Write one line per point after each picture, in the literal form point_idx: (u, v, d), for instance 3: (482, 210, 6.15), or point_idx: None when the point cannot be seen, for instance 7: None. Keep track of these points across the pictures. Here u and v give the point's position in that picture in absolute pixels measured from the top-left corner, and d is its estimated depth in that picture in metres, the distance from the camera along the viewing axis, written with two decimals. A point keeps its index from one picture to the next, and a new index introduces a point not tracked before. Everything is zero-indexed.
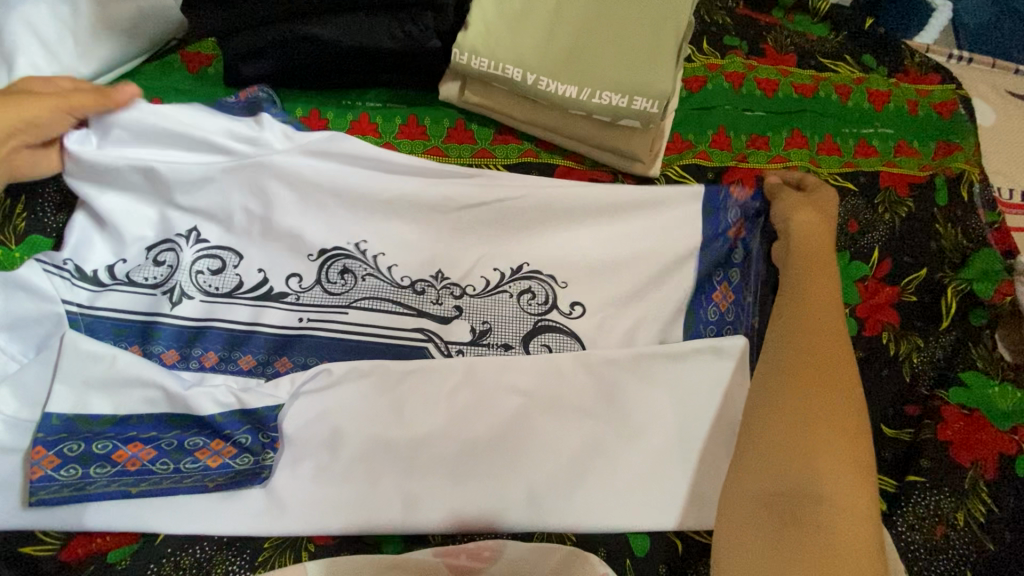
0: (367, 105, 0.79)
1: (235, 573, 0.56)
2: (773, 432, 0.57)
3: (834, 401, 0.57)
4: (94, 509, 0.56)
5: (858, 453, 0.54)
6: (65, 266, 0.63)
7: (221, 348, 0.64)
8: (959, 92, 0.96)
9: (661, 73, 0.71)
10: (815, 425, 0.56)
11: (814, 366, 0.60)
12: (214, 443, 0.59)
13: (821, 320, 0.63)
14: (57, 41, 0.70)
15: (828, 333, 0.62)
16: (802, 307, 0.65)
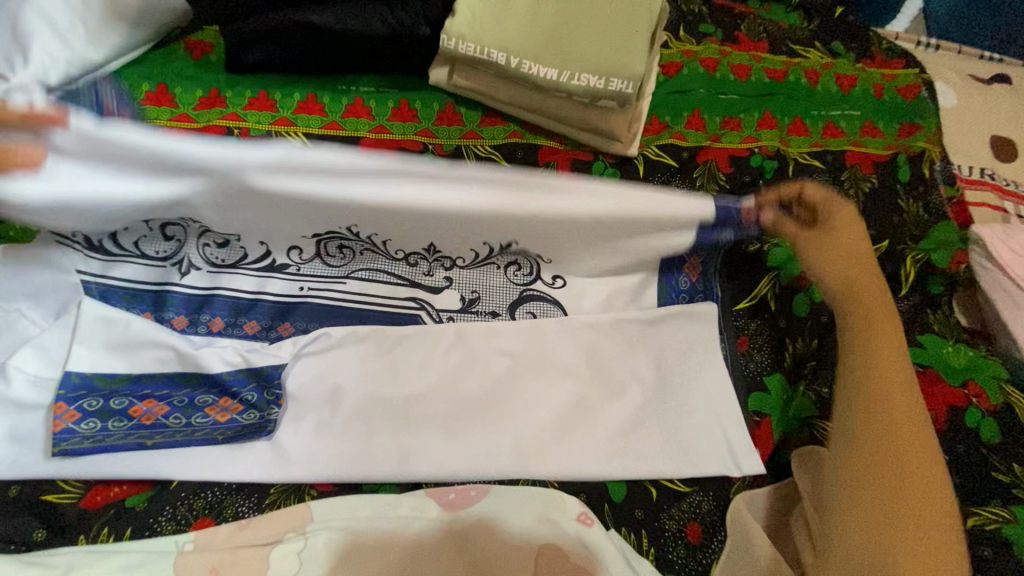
0: (360, 89, 0.83)
1: (243, 514, 0.59)
2: (857, 502, 0.55)
3: (899, 409, 0.58)
4: (112, 459, 0.60)
5: (930, 460, 0.55)
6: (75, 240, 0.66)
7: (227, 315, 0.69)
8: (922, 76, 1.01)
9: (636, 56, 0.77)
10: (893, 441, 0.56)
11: (882, 376, 0.60)
12: (222, 400, 0.65)
13: (874, 322, 0.63)
14: (68, 29, 0.74)
15: (887, 336, 0.63)
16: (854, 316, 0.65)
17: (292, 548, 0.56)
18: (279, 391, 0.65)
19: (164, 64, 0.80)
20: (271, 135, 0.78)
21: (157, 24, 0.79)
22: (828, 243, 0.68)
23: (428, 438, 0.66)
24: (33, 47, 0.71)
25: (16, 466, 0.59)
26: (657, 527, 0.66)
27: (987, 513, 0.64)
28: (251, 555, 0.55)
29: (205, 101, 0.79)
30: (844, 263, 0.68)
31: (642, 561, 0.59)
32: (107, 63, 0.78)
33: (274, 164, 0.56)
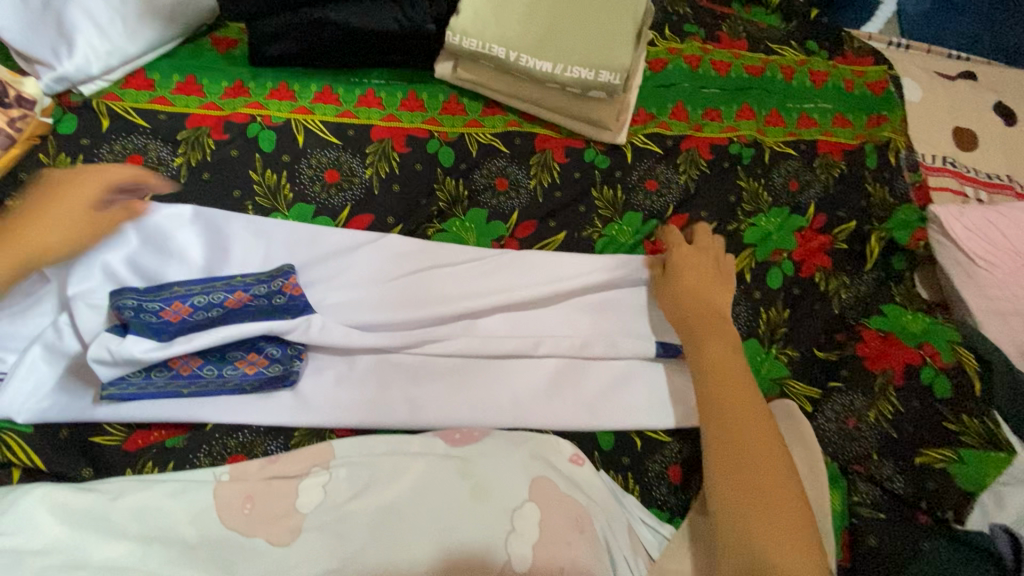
0: (372, 82, 0.91)
1: (272, 451, 0.68)
2: (724, 484, 0.59)
3: (720, 389, 0.66)
4: (156, 404, 0.68)
5: (777, 479, 0.58)
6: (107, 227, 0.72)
7: (245, 292, 0.71)
8: (890, 73, 1.09)
9: (623, 50, 0.85)
10: (734, 473, 0.59)
11: (735, 433, 0.62)
12: (250, 355, 0.71)
13: (727, 378, 0.67)
14: (107, 23, 0.82)
15: (738, 391, 0.65)
16: (719, 376, 0.67)
17: (318, 480, 0.63)
18: (302, 348, 0.73)
19: (194, 57, 0.88)
20: (291, 122, 0.86)
21: (187, 21, 0.87)
22: (686, 262, 0.80)
23: (436, 392, 0.74)
24: (79, 41, 0.80)
25: (68, 410, 0.67)
26: (641, 470, 0.74)
27: (935, 453, 0.72)
28: (282, 486, 0.63)
29: (230, 91, 0.86)
30: (705, 330, 0.72)
31: (626, 496, 0.69)
32: (143, 55, 0.85)
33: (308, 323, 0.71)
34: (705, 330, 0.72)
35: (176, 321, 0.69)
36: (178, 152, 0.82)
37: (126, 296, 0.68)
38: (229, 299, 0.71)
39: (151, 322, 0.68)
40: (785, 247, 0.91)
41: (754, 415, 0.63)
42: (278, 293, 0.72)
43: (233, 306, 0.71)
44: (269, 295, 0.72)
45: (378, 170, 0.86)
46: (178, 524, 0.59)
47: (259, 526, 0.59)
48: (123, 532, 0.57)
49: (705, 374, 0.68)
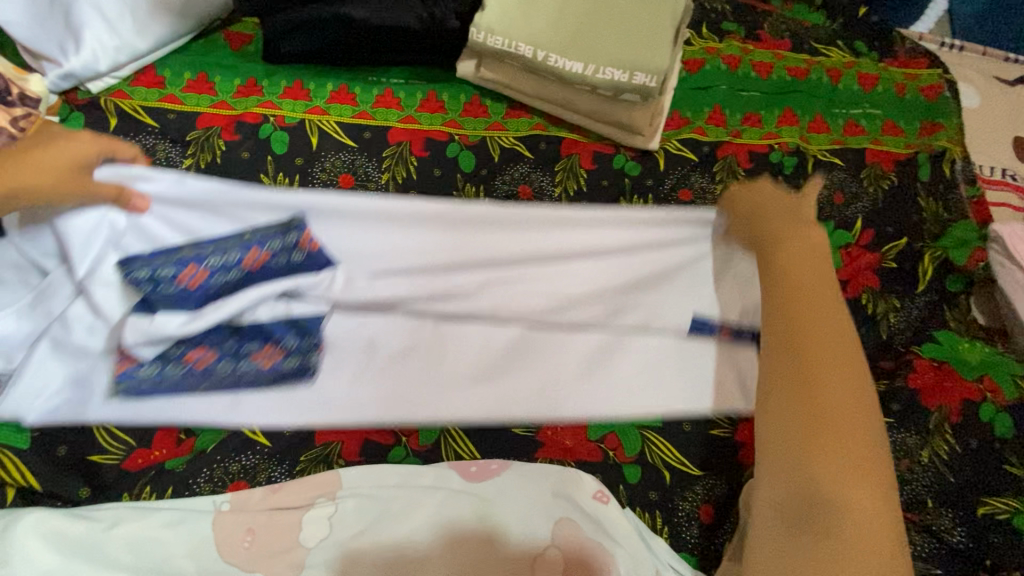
0: (391, 81, 0.86)
1: (276, 479, 0.63)
2: (794, 415, 0.46)
3: (811, 308, 0.50)
4: (170, 403, 0.66)
5: (840, 380, 0.46)
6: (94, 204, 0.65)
7: (263, 249, 0.69)
8: (945, 76, 1.01)
9: (660, 50, 0.79)
10: (808, 439, 0.44)
11: (813, 380, 0.46)
12: (266, 348, 0.69)
13: (805, 312, 0.50)
14: (117, 19, 0.78)
15: (818, 330, 0.49)
16: (809, 314, 0.50)
17: (324, 512, 0.60)
18: (319, 339, 0.71)
19: (206, 54, 0.84)
20: (305, 123, 0.82)
21: (200, 16, 0.83)
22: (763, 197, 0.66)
23: (450, 415, 0.68)
24: (86, 36, 0.76)
25: (79, 409, 0.65)
26: (670, 507, 0.68)
27: (996, 502, 0.67)
28: (285, 516, 0.59)
29: (242, 90, 0.82)
30: (788, 279, 0.53)
31: (655, 537, 0.63)
32: (153, 52, 0.81)
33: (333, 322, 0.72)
34: (786, 278, 0.53)
35: (195, 287, 0.68)
36: (187, 154, 0.78)
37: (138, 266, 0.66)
38: (245, 259, 0.69)
39: (173, 295, 0.66)
40: (829, 265, 0.84)
41: (843, 342, 0.48)
42: (296, 250, 0.70)
43: (251, 266, 0.69)
44: (288, 252, 0.70)
45: (395, 175, 0.81)
46: (175, 556, 0.57)
47: (260, 561, 0.57)
48: (118, 563, 0.55)
49: (773, 320, 0.51)
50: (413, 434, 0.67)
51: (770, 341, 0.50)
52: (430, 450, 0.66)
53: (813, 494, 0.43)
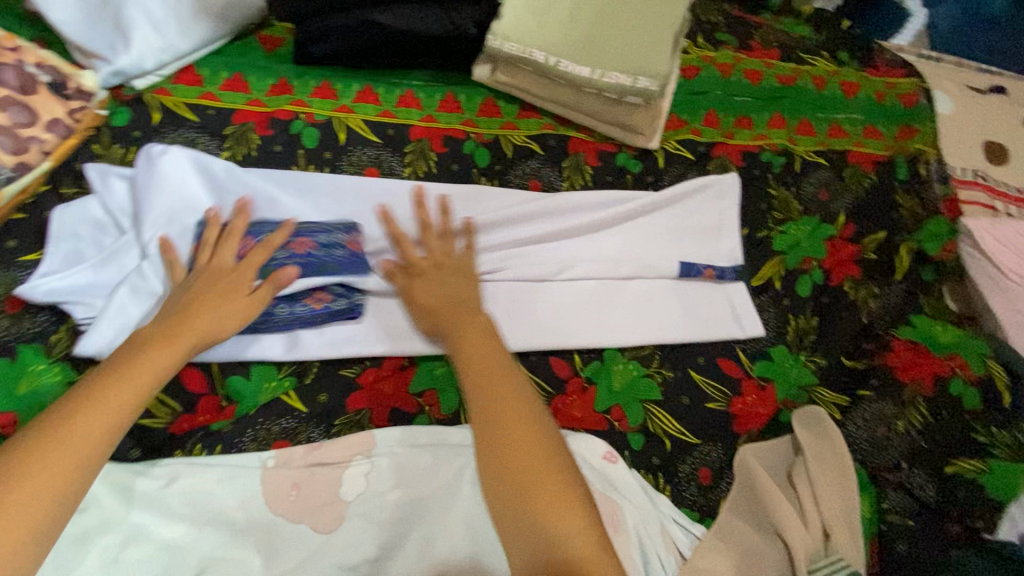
0: (411, 83, 0.93)
1: (315, 438, 0.70)
2: (515, 434, 0.49)
3: (483, 361, 0.54)
4: (236, 343, 0.72)
5: (515, 409, 0.50)
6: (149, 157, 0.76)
7: (316, 238, 0.77)
8: (921, 85, 1.09)
9: (661, 57, 0.87)
10: (521, 461, 0.48)
11: (496, 411, 0.50)
12: (315, 292, 0.74)
13: (485, 371, 0.53)
14: (162, 21, 0.84)
15: (500, 379, 0.53)
16: (481, 375, 0.53)
17: (360, 470, 0.66)
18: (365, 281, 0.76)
19: (242, 55, 0.90)
20: (333, 120, 0.88)
21: (237, 20, 0.89)
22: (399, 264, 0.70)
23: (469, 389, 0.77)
24: (134, 37, 0.82)
25: None
26: (671, 470, 0.75)
27: (966, 464, 0.73)
28: (326, 473, 0.66)
29: (275, 89, 0.89)
30: (467, 339, 0.57)
31: (657, 495, 0.70)
32: (194, 53, 0.87)
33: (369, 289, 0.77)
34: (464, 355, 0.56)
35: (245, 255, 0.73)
36: (224, 146, 0.84)
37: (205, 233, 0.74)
38: (296, 242, 0.75)
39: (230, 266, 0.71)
40: (815, 255, 0.91)
41: (505, 382, 0.52)
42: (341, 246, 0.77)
43: (300, 247, 0.75)
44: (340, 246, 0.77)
45: (416, 169, 0.88)
46: (227, 507, 0.63)
47: (305, 512, 0.63)
48: (178, 514, 0.61)
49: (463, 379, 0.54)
50: (436, 404, 0.75)
51: (479, 396, 0.52)
52: (451, 419, 0.75)
53: (530, 497, 0.47)
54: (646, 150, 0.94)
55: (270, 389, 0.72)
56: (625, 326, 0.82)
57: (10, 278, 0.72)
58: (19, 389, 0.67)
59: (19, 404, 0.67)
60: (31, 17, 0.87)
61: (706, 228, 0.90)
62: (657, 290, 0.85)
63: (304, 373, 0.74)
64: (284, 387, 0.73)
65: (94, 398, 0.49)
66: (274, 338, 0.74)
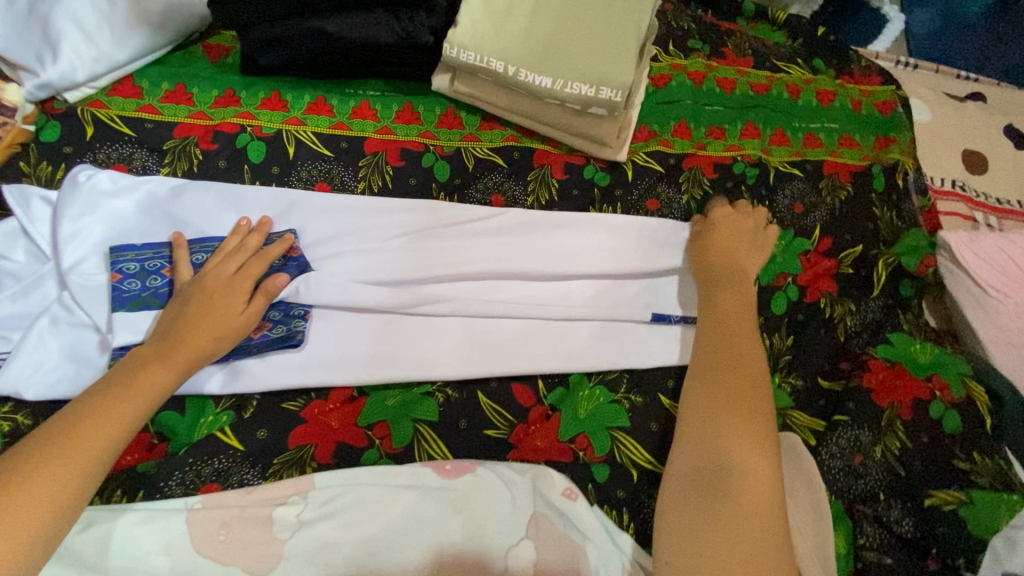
0: (367, 93, 0.88)
1: (248, 482, 0.65)
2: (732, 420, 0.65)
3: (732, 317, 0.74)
4: None
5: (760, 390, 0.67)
6: (76, 179, 0.72)
7: None
8: (898, 93, 1.06)
9: (626, 66, 0.83)
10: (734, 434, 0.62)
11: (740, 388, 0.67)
12: None
13: (728, 328, 0.73)
14: (96, 30, 0.79)
15: (733, 369, 0.68)
16: (725, 361, 0.69)
17: (295, 511, 0.58)
18: (306, 308, 0.72)
19: (185, 65, 0.85)
20: (282, 133, 0.84)
21: (178, 29, 0.84)
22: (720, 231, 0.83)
23: (423, 420, 0.72)
24: (64, 47, 0.77)
25: (77, 382, 0.66)
26: (637, 504, 0.71)
27: (945, 495, 0.70)
28: (256, 512, 0.58)
29: (220, 100, 0.84)
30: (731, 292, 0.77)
31: (622, 534, 0.63)
32: (132, 63, 0.82)
33: (322, 314, 0.74)
34: (724, 333, 0.73)
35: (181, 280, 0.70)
36: (164, 162, 0.79)
37: (126, 257, 0.70)
38: None
39: (160, 291, 0.69)
40: (789, 271, 0.88)
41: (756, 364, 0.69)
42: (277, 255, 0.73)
43: None
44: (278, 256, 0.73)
45: (371, 184, 0.83)
46: (150, 554, 0.56)
47: (235, 554, 0.56)
48: (90, 565, 0.54)
49: (705, 330, 0.74)
50: (387, 437, 0.70)
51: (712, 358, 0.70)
52: (403, 452, 0.70)
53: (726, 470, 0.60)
54: (614, 162, 0.90)
55: (206, 426, 0.67)
56: (589, 351, 0.78)
57: None
58: None
59: None
60: None
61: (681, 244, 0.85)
62: (623, 310, 0.80)
63: (243, 408, 0.69)
64: (222, 422, 0.67)
65: (99, 413, 0.55)
66: (212, 370, 0.69)
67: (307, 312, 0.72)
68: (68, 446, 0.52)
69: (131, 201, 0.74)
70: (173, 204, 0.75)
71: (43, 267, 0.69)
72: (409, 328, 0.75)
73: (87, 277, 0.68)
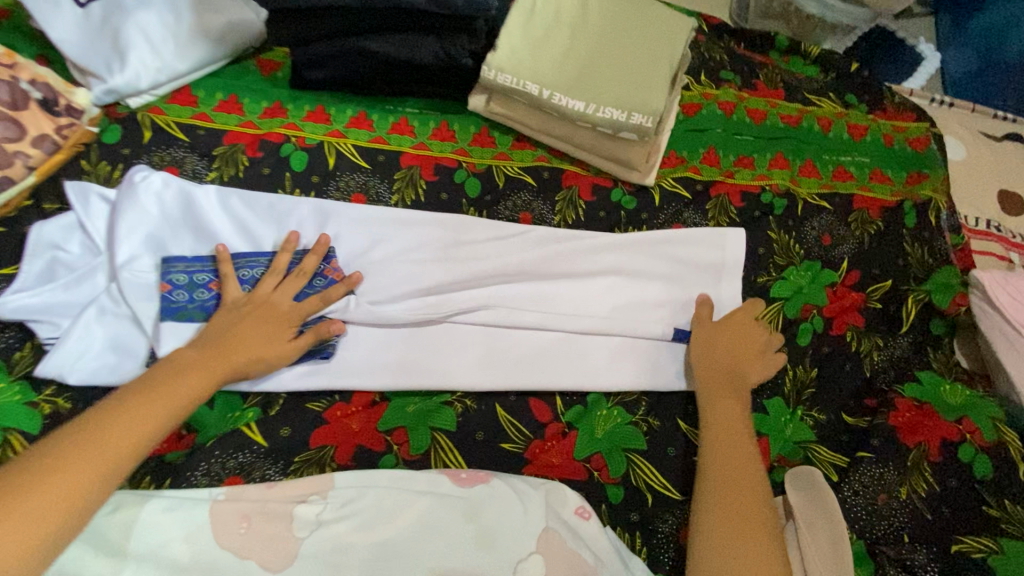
0: (406, 111, 0.92)
1: (270, 477, 0.66)
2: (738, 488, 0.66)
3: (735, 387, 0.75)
4: None
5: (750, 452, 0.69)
6: (136, 179, 0.76)
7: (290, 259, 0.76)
8: (932, 130, 1.05)
9: (657, 93, 0.85)
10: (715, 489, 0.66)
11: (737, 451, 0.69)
12: None
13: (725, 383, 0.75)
14: (160, 42, 0.85)
15: (740, 489, 0.65)
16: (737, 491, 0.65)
17: (314, 510, 0.60)
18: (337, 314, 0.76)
19: (238, 77, 0.91)
20: (324, 145, 0.88)
21: (235, 44, 0.90)
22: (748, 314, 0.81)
23: (442, 429, 0.73)
24: (130, 56, 0.83)
25: (117, 371, 0.69)
26: (650, 528, 0.71)
27: (974, 542, 0.68)
28: (278, 508, 0.60)
29: (268, 111, 0.89)
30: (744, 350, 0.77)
31: (633, 558, 0.63)
32: (191, 73, 0.88)
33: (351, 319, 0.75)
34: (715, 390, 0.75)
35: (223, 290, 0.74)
36: (212, 167, 0.84)
37: (176, 267, 0.74)
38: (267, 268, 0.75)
39: (205, 304, 0.72)
40: (815, 303, 0.87)
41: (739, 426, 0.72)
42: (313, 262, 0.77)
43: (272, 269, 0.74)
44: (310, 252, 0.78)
45: (404, 197, 0.86)
46: (171, 541, 0.57)
47: (253, 549, 0.57)
48: (116, 546, 0.56)
49: (708, 429, 0.72)
50: (405, 443, 0.71)
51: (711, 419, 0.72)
52: (420, 459, 0.71)
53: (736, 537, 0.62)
54: (641, 186, 0.92)
55: (232, 420, 0.69)
56: (608, 369, 0.79)
57: None
58: None
59: None
60: (37, 34, 0.89)
61: (703, 270, 0.86)
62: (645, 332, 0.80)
63: (269, 406, 0.71)
64: (247, 418, 0.69)
65: (129, 405, 0.57)
66: None
67: (332, 317, 0.74)
68: (112, 427, 0.55)
69: (178, 204, 0.77)
70: (222, 213, 0.78)
71: (94, 260, 0.73)
72: (434, 337, 0.77)
73: (137, 274, 0.72)
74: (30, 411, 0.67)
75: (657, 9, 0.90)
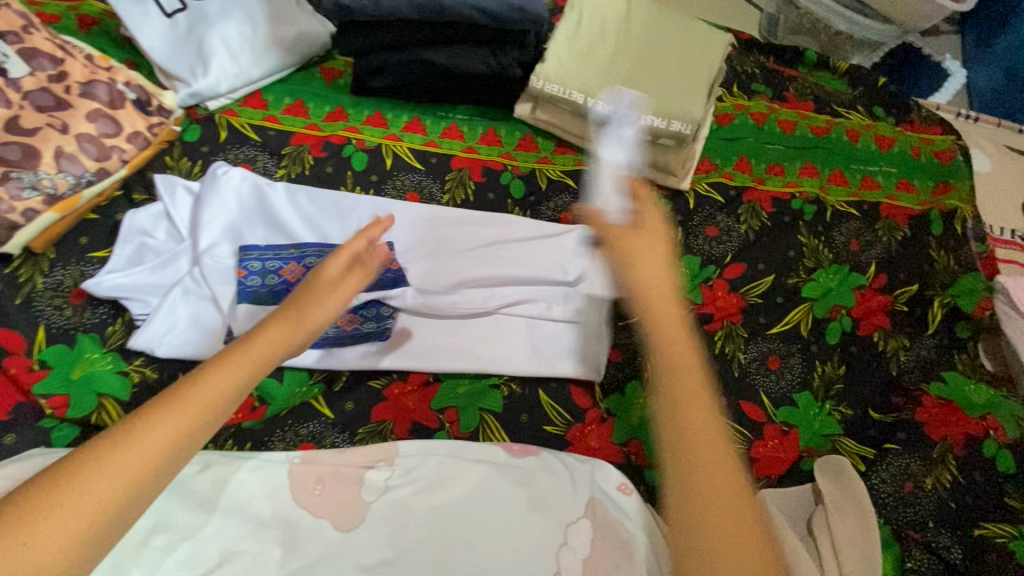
0: (456, 117, 0.99)
1: (338, 444, 0.73)
2: (699, 436, 0.47)
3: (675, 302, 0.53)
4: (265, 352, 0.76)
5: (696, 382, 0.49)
6: (217, 173, 0.84)
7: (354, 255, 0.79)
8: (959, 143, 1.09)
9: (695, 102, 0.91)
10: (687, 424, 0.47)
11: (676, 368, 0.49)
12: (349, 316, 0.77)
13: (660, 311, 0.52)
14: (239, 50, 0.93)
15: (695, 445, 0.46)
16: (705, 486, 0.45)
17: (381, 475, 0.66)
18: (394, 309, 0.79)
19: (304, 83, 0.98)
20: (381, 147, 0.95)
21: (304, 54, 0.98)
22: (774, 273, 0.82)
23: (490, 410, 0.78)
24: (212, 63, 0.91)
25: (198, 346, 0.76)
26: None
27: (996, 527, 0.71)
28: (349, 472, 0.66)
29: (331, 115, 0.96)
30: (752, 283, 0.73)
31: None
32: (263, 79, 0.96)
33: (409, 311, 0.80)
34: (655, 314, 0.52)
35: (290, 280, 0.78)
36: (281, 165, 0.91)
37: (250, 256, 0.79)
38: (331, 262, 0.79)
39: (275, 290, 0.78)
40: (844, 304, 0.91)
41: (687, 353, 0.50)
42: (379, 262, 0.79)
43: None
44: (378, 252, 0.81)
45: (454, 197, 0.93)
46: (254, 497, 0.64)
47: (326, 509, 0.64)
48: (204, 500, 0.62)
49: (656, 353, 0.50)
50: (456, 422, 0.77)
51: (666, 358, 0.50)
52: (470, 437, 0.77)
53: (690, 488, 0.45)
54: (677, 190, 0.97)
55: (300, 394, 0.76)
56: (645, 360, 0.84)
57: (79, 272, 0.80)
58: (75, 373, 0.74)
59: (74, 388, 0.73)
60: (125, 42, 0.98)
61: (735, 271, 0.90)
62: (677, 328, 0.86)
63: (333, 381, 0.78)
64: (314, 393, 0.76)
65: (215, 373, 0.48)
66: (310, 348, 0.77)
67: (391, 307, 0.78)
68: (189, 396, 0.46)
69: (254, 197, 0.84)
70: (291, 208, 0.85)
71: (179, 246, 0.81)
72: (484, 327, 0.81)
73: (217, 260, 0.79)
74: (122, 380, 0.74)
75: (697, 25, 0.96)
